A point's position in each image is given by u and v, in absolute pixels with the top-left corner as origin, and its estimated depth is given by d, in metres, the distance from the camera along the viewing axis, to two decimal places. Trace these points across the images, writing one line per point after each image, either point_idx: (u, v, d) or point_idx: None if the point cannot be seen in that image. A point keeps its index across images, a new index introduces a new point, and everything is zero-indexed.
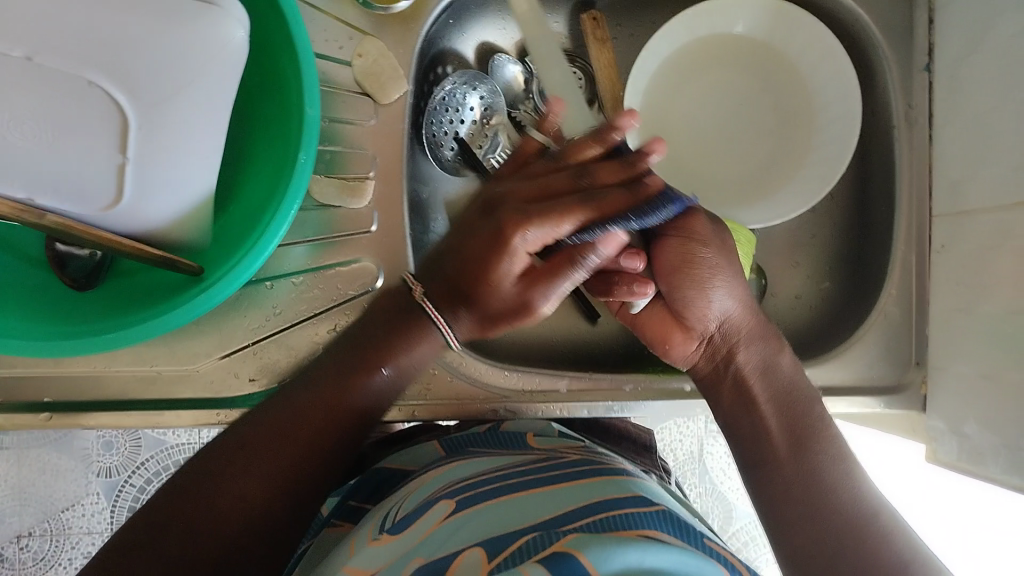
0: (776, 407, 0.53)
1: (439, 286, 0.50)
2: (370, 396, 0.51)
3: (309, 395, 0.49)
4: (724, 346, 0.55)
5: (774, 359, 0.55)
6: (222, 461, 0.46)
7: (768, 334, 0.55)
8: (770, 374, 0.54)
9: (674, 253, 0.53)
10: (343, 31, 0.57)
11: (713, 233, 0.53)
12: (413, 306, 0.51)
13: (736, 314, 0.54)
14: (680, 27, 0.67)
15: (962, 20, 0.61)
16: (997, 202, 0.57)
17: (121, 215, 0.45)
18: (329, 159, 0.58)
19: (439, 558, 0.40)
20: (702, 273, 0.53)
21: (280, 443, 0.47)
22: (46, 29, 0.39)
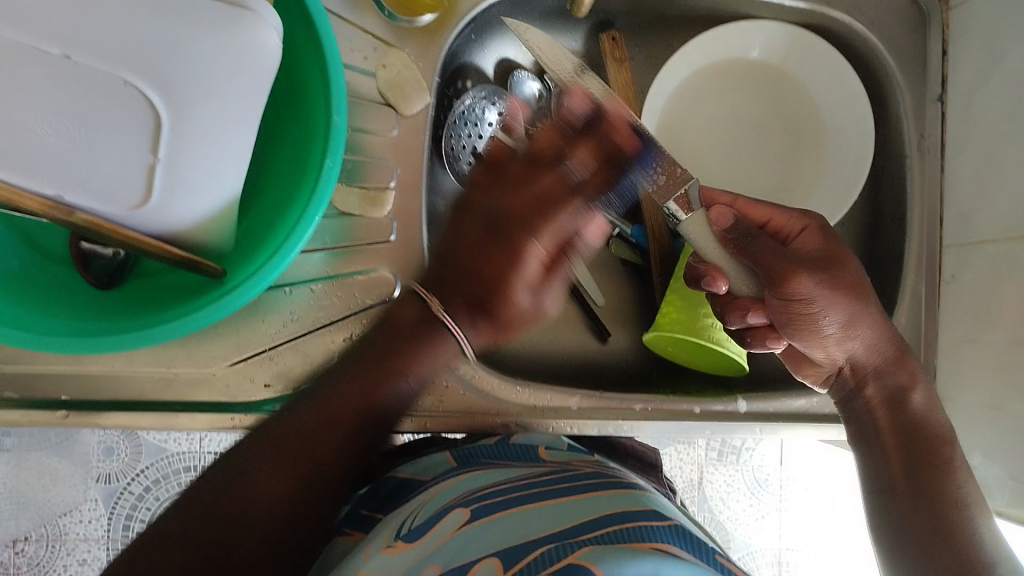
0: (898, 435, 0.55)
1: (456, 300, 0.46)
2: (394, 395, 0.48)
3: (345, 393, 0.47)
4: (853, 375, 0.58)
5: (903, 390, 0.56)
6: (257, 452, 0.45)
7: (902, 363, 0.57)
8: (896, 407, 0.56)
9: (796, 308, 0.54)
10: (368, 42, 0.58)
11: (819, 288, 0.53)
12: (431, 319, 0.47)
13: (857, 353, 0.56)
14: (697, 50, 0.67)
15: (976, 52, 0.62)
16: (1008, 234, 0.58)
17: (150, 213, 0.45)
18: (351, 168, 0.58)
19: (457, 566, 0.41)
20: (815, 324, 0.55)
21: (306, 441, 0.46)
22: (82, 27, 0.39)
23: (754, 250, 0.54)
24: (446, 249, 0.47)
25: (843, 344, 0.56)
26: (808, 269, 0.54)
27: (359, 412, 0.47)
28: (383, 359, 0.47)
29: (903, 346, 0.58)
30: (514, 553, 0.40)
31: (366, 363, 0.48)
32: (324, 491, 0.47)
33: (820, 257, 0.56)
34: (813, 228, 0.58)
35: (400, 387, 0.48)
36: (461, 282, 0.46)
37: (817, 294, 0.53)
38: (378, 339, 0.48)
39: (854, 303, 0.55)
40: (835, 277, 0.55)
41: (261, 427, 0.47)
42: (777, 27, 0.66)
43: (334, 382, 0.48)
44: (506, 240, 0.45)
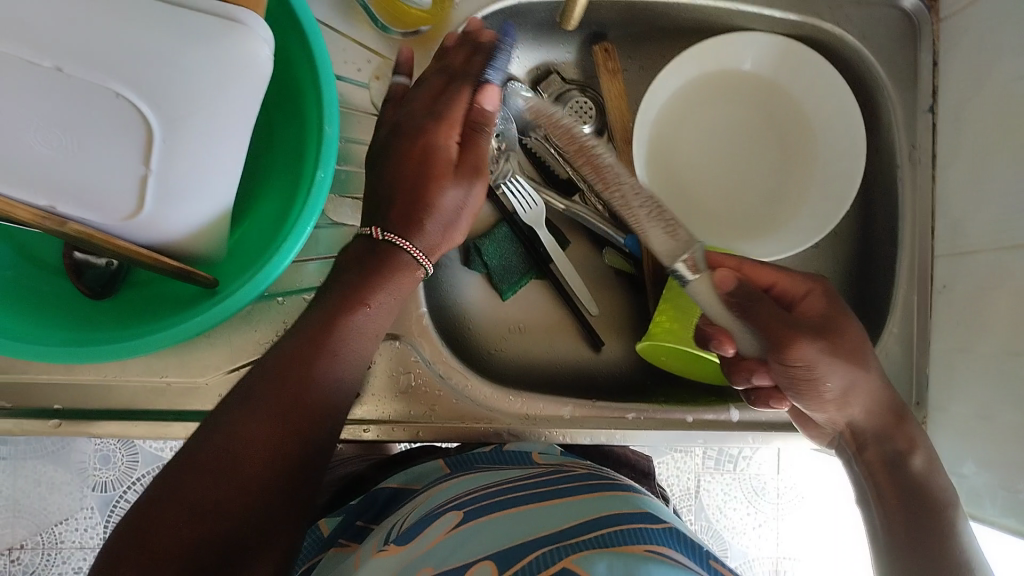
0: (897, 489, 0.52)
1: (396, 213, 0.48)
2: (338, 367, 0.45)
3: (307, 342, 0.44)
4: (855, 437, 0.55)
5: (902, 453, 0.54)
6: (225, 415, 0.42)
7: (901, 424, 0.55)
8: (893, 468, 0.53)
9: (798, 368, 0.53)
10: (362, 55, 0.59)
11: (819, 354, 0.52)
12: (378, 246, 0.47)
13: (855, 417, 0.55)
14: (689, 63, 0.68)
15: (965, 63, 0.63)
16: (997, 243, 0.58)
17: (141, 224, 0.46)
18: (343, 179, 0.59)
19: (449, 569, 0.41)
20: (816, 388, 0.54)
21: (242, 430, 0.41)
22: (74, 42, 0.39)
23: (760, 317, 0.52)
24: (386, 173, 0.49)
25: (845, 406, 0.54)
26: (811, 335, 0.52)
27: (296, 398, 0.43)
28: (322, 322, 0.45)
29: (903, 407, 0.56)
30: (507, 558, 0.41)
31: (330, 303, 0.46)
32: (270, 498, 0.41)
33: (823, 319, 0.54)
34: (818, 292, 0.56)
35: (360, 321, 0.46)
36: (396, 198, 0.48)
37: (819, 359, 0.52)
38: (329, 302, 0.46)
39: (855, 369, 0.53)
40: (837, 343, 0.53)
41: (205, 425, 0.42)
42: (768, 38, 0.67)
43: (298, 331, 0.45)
44: (415, 147, 0.49)
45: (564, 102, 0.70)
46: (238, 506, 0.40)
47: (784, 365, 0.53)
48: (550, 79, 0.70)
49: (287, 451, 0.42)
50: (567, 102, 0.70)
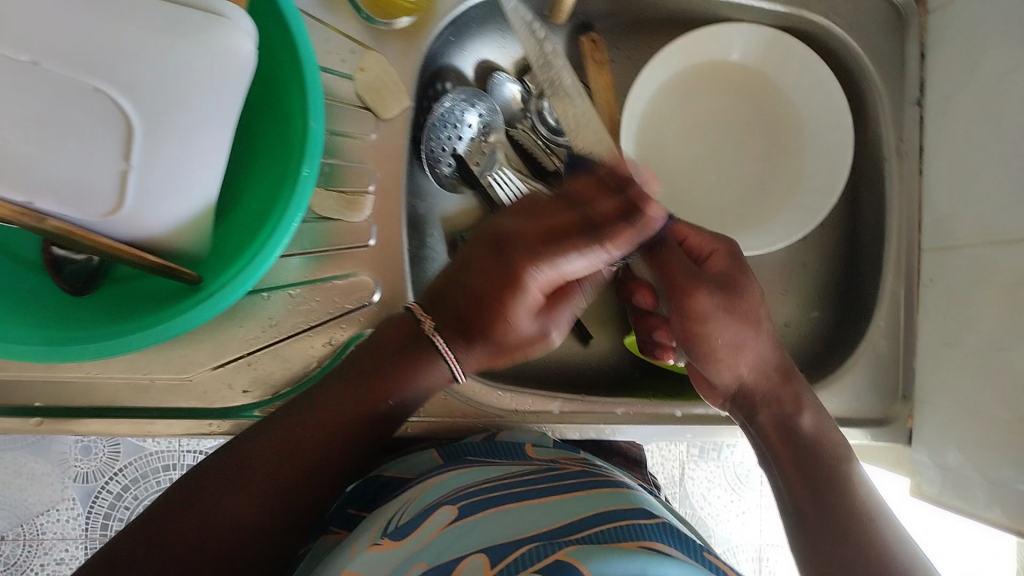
0: (791, 452, 0.54)
1: (453, 339, 0.50)
2: (399, 400, 0.50)
3: (354, 390, 0.49)
4: (749, 404, 0.56)
5: (792, 415, 0.55)
6: (247, 449, 0.47)
7: (789, 382, 0.56)
8: (789, 435, 0.55)
9: (701, 313, 0.54)
10: (346, 45, 0.58)
11: (716, 309, 0.54)
12: (421, 340, 0.50)
13: (746, 379, 0.56)
14: (676, 54, 0.67)
15: (952, 58, 0.63)
16: (983, 238, 0.59)
17: (123, 220, 0.45)
18: (328, 172, 0.57)
19: (445, 563, 0.40)
20: (707, 345, 0.55)
21: (307, 439, 0.48)
22: (50, 36, 0.38)
23: (667, 263, 0.55)
24: (449, 283, 0.50)
25: (736, 366, 0.55)
26: (708, 287, 0.54)
27: (342, 418, 0.49)
28: (383, 359, 0.50)
29: (787, 365, 0.57)
30: (500, 551, 0.41)
31: (369, 357, 0.50)
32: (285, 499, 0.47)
33: (727, 278, 0.55)
34: (724, 252, 0.56)
35: (390, 407, 0.50)
36: (464, 307, 0.49)
37: (714, 314, 0.54)
38: (382, 338, 0.51)
39: (751, 329, 0.55)
40: (735, 303, 0.54)
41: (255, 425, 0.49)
42: (756, 29, 0.67)
43: (333, 382, 0.50)
44: (509, 266, 0.48)
45: None
46: (296, 484, 0.47)
47: (683, 317, 0.55)
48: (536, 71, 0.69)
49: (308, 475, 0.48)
50: None
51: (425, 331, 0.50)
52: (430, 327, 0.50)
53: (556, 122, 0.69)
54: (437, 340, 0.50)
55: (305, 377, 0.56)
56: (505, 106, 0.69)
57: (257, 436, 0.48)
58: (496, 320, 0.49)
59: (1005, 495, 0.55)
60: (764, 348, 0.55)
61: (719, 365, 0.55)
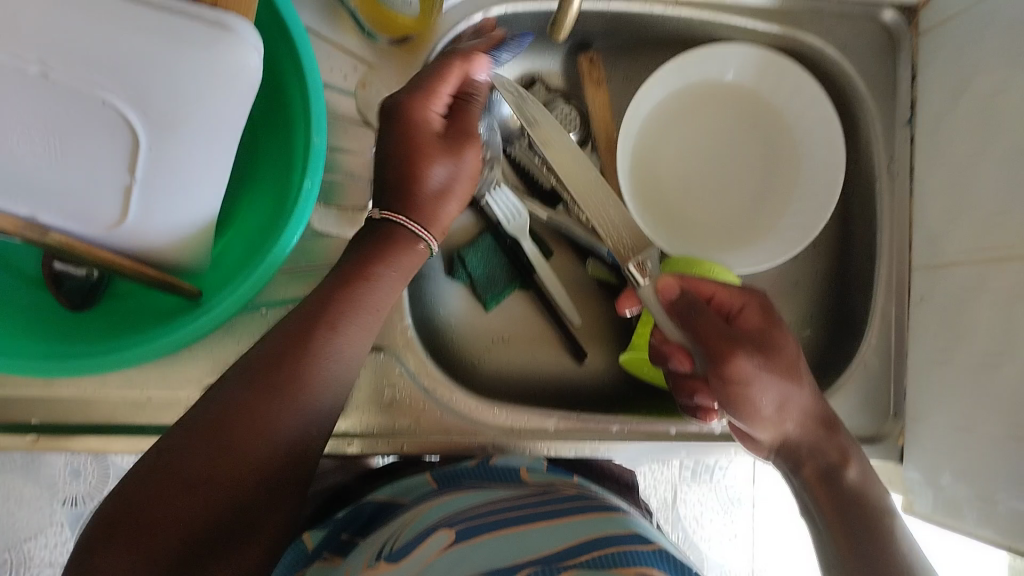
0: (835, 506, 0.53)
1: (392, 196, 0.53)
2: (325, 364, 0.48)
3: (276, 367, 0.46)
4: (790, 458, 0.55)
5: (836, 467, 0.54)
6: (198, 434, 0.44)
7: (832, 436, 0.55)
8: (829, 484, 0.54)
9: (738, 377, 0.51)
10: (349, 62, 0.59)
11: (757, 369, 0.51)
12: (364, 269, 0.50)
13: (788, 435, 0.54)
14: (672, 75, 0.68)
15: (942, 80, 0.64)
16: (973, 257, 0.59)
17: (124, 234, 0.45)
18: (328, 188, 0.58)
19: None
20: (753, 406, 0.53)
21: (237, 424, 0.44)
22: (60, 47, 0.38)
23: (696, 322, 0.53)
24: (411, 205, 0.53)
25: (781, 423, 0.54)
26: (746, 347, 0.52)
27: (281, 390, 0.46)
28: (317, 319, 0.48)
29: (829, 415, 0.56)
30: None
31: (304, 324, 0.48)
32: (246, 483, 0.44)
33: (761, 335, 0.53)
34: (755, 306, 0.55)
35: (332, 355, 0.48)
36: (395, 186, 0.53)
37: (755, 375, 0.52)
38: (320, 300, 0.49)
39: (792, 385, 0.53)
40: (776, 356, 0.53)
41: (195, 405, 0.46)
42: (752, 49, 0.67)
43: (271, 343, 0.47)
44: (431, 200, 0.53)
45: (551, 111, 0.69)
46: (254, 463, 0.45)
47: (725, 383, 0.52)
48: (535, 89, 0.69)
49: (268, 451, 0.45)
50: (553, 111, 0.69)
51: (377, 221, 0.53)
52: (379, 216, 0.53)
53: None
54: (404, 220, 0.52)
55: None
56: (504, 125, 0.69)
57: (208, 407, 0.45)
58: (405, 183, 0.53)
59: (998, 514, 0.55)
60: (807, 398, 0.54)
61: (764, 423, 0.54)
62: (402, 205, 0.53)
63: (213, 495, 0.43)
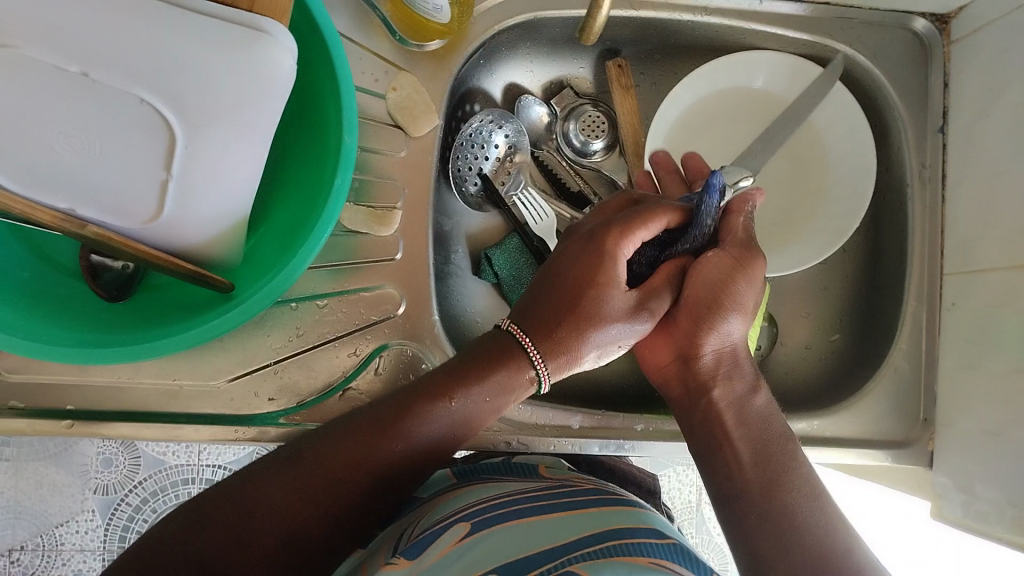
0: (743, 427, 0.54)
1: (536, 322, 0.52)
2: (430, 428, 0.49)
3: (386, 417, 0.48)
4: (698, 378, 0.55)
5: (747, 395, 0.55)
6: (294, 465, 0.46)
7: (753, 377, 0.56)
8: (739, 411, 0.54)
9: (719, 273, 0.54)
10: (380, 65, 0.59)
11: (751, 279, 0.54)
12: (502, 341, 0.52)
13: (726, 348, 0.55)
14: (700, 80, 0.69)
15: (975, 86, 0.63)
16: (1006, 263, 0.59)
17: (161, 227, 0.47)
18: (358, 187, 0.59)
19: None
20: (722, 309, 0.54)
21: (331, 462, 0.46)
22: (101, 49, 0.40)
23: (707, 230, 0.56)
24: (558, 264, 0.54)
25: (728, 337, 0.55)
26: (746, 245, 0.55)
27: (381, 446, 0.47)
28: (445, 377, 0.50)
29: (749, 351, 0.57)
30: (514, 570, 0.41)
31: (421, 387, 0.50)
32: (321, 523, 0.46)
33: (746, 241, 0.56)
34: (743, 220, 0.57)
35: (441, 413, 0.49)
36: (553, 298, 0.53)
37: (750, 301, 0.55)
38: (437, 376, 0.51)
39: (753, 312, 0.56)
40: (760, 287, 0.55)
41: (257, 464, 0.47)
42: (782, 58, 0.68)
43: (382, 406, 0.49)
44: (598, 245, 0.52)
45: (576, 117, 0.71)
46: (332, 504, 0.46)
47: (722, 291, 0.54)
48: (563, 94, 0.71)
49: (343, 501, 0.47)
50: (579, 117, 0.71)
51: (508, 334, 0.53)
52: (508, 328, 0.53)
53: (581, 144, 0.71)
54: (534, 355, 0.52)
55: (330, 388, 0.57)
56: (532, 127, 0.71)
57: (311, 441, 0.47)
58: (563, 311, 0.52)
59: None
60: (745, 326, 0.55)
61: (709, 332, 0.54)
62: (535, 330, 0.52)
63: (279, 524, 0.45)
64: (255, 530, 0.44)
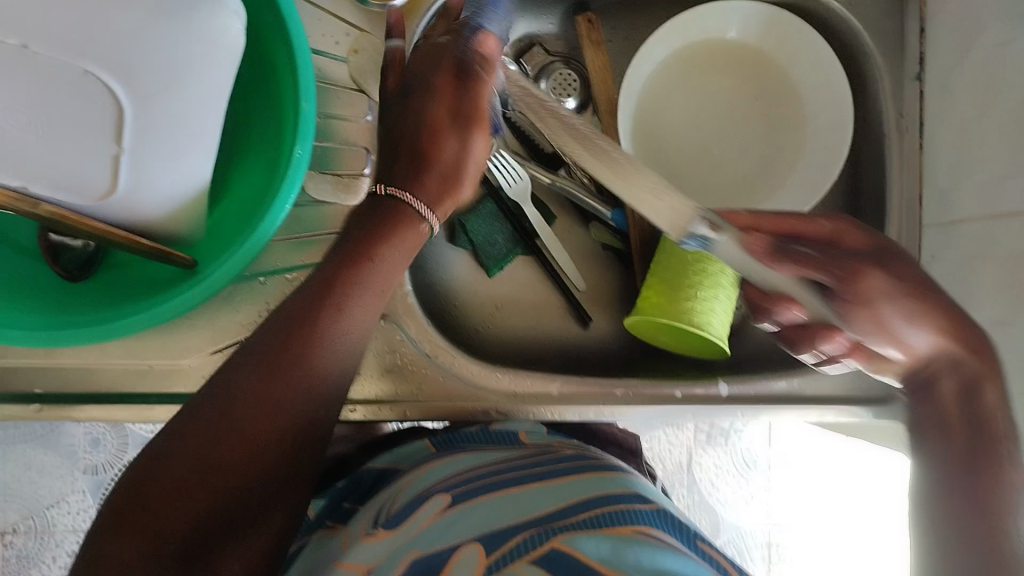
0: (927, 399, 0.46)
1: (398, 168, 0.49)
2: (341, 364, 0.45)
3: (290, 337, 0.43)
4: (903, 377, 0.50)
5: (978, 381, 0.45)
6: (225, 401, 0.41)
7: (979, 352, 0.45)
8: (971, 398, 0.44)
9: (866, 284, 0.48)
10: (340, 28, 0.58)
11: (887, 285, 0.48)
12: (391, 204, 0.48)
13: (937, 346, 0.46)
14: (674, 31, 0.67)
15: (952, 31, 0.62)
16: (986, 212, 0.58)
17: (116, 203, 0.45)
18: (322, 155, 0.58)
19: (437, 553, 0.40)
20: (870, 324, 0.48)
21: (248, 400, 0.41)
22: (40, 18, 0.38)
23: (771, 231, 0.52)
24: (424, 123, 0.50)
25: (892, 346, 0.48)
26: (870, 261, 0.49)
27: (297, 376, 0.43)
28: (346, 262, 0.46)
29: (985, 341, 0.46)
30: (496, 540, 0.41)
31: (324, 291, 0.45)
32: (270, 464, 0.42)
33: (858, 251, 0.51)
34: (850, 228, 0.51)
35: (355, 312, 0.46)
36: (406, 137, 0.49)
37: (879, 294, 0.48)
38: (333, 278, 0.46)
39: (926, 302, 0.47)
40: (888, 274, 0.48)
41: (188, 408, 0.42)
42: (755, 5, 0.66)
43: (277, 323, 0.44)
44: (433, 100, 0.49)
45: (549, 75, 0.69)
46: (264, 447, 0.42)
47: (849, 301, 0.49)
48: (534, 52, 0.69)
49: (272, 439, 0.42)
50: (552, 75, 0.69)
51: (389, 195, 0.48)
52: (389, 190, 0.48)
53: None
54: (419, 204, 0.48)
55: None
56: None
57: (231, 378, 0.42)
58: (432, 145, 0.49)
59: None
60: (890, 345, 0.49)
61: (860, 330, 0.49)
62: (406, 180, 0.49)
63: (225, 472, 0.40)
64: (205, 465, 0.40)
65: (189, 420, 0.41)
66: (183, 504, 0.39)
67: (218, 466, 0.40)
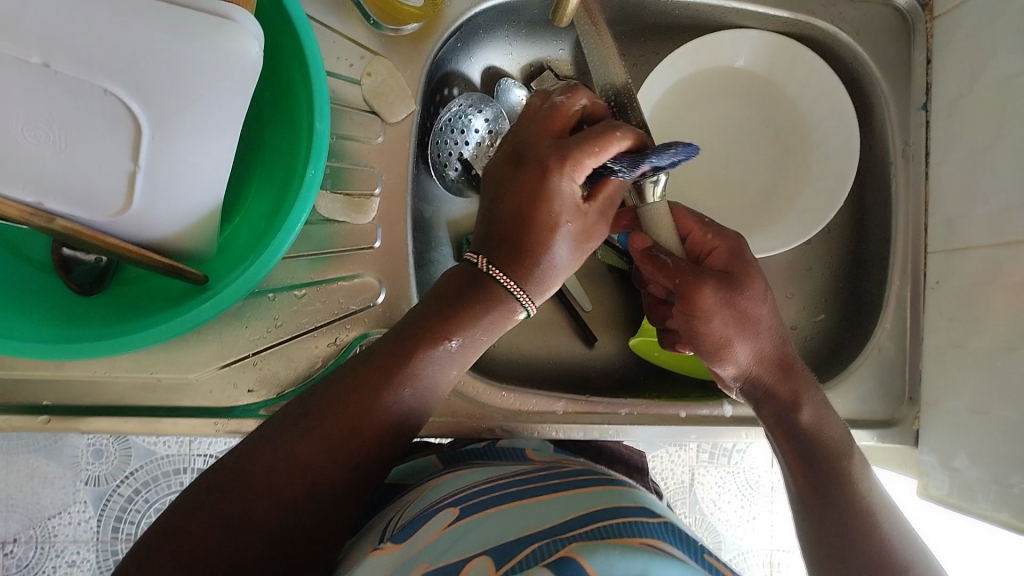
0: (793, 448, 0.54)
1: (497, 246, 0.51)
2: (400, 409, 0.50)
3: (359, 387, 0.48)
4: (765, 394, 0.55)
5: (790, 408, 0.55)
6: (283, 432, 0.47)
7: (788, 379, 0.55)
8: (783, 425, 0.55)
9: (715, 305, 0.52)
10: (354, 51, 0.58)
11: (721, 304, 0.52)
12: (479, 278, 0.51)
13: (748, 369, 0.55)
14: (682, 60, 0.67)
15: (956, 62, 0.63)
16: (990, 241, 0.58)
17: (130, 220, 0.46)
18: (334, 174, 0.58)
19: (449, 563, 0.40)
20: (712, 343, 0.53)
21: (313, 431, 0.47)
22: (64, 38, 0.39)
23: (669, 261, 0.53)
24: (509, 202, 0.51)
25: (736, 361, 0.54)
26: (712, 281, 0.52)
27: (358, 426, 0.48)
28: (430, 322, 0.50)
29: (790, 360, 0.56)
30: (506, 551, 0.40)
31: (407, 340, 0.50)
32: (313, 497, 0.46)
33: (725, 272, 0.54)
34: (725, 249, 0.56)
35: (440, 354, 0.50)
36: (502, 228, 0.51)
37: (717, 310, 0.52)
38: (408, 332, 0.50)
39: (749, 332, 0.54)
40: (738, 297, 0.53)
41: (268, 424, 0.48)
42: (762, 35, 0.67)
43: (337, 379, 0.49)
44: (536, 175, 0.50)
45: None
46: (322, 481, 0.46)
47: (686, 316, 0.53)
48: (543, 76, 0.69)
49: (337, 472, 0.47)
50: None
51: (481, 269, 0.51)
52: (483, 264, 0.51)
53: None
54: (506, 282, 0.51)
55: (310, 377, 0.57)
56: (511, 112, 0.69)
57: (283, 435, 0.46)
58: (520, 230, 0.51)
59: (1015, 496, 0.55)
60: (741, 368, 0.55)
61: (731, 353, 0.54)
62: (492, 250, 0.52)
63: (287, 499, 0.45)
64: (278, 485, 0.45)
65: (252, 450, 0.46)
66: (248, 520, 0.44)
67: (284, 489, 0.45)
